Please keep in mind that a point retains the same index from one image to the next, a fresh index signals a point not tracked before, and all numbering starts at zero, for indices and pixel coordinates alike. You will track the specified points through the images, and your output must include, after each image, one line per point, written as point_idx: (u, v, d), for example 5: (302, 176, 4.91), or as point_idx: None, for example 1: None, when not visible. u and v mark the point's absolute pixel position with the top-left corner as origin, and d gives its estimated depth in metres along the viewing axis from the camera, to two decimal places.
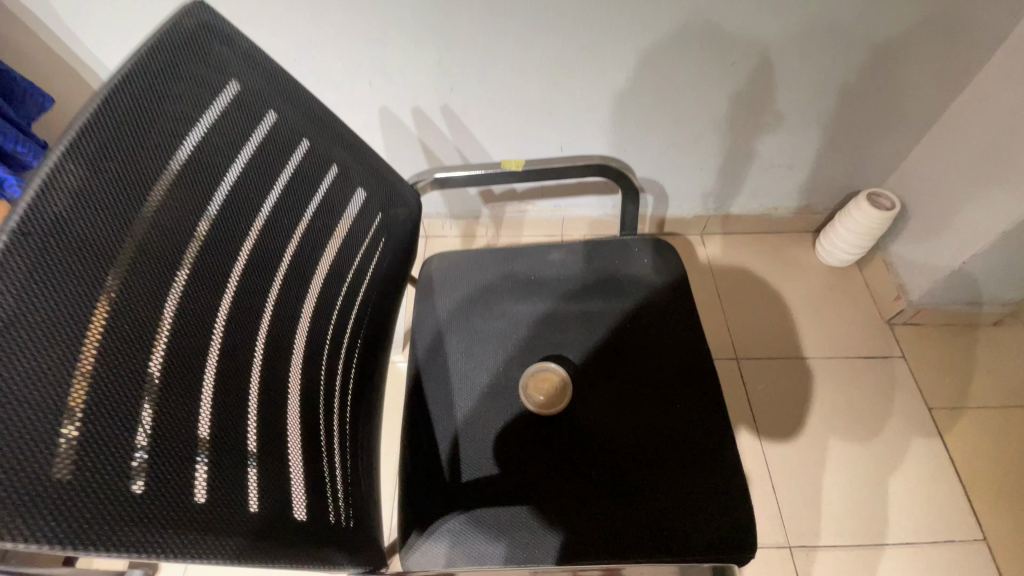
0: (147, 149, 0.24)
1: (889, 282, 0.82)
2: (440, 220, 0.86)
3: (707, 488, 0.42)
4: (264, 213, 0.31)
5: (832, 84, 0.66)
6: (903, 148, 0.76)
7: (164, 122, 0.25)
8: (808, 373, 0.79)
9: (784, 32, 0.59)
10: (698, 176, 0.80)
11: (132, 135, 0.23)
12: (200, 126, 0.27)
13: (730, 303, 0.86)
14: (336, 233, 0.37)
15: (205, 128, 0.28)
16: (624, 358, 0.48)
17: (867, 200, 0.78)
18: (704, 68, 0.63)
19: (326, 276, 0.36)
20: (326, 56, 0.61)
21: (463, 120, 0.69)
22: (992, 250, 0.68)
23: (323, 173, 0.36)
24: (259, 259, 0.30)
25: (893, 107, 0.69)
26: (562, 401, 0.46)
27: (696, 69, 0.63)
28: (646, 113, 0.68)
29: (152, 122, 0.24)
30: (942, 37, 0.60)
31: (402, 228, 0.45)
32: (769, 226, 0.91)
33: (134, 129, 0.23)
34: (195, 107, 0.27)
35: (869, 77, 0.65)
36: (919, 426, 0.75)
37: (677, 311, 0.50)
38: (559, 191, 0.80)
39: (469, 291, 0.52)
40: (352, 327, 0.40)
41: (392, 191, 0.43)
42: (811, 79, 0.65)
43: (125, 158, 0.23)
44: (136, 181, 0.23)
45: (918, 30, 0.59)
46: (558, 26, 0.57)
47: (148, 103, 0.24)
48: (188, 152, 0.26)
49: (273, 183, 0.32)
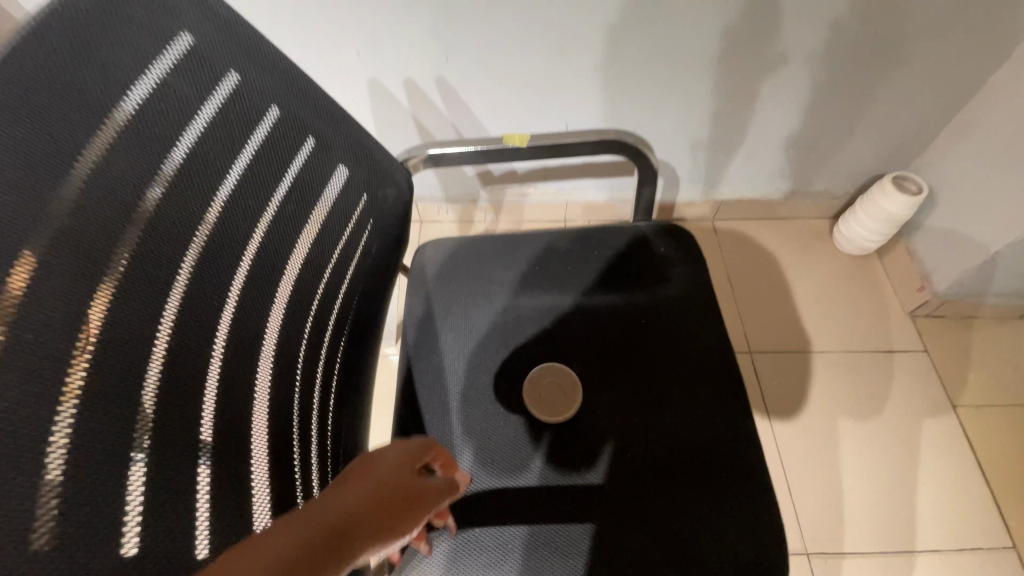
0: (66, 111, 0.19)
1: (912, 273, 0.77)
2: (436, 203, 0.80)
3: (732, 505, 0.38)
4: (224, 194, 0.26)
5: (862, 57, 0.60)
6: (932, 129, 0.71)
7: (91, 81, 0.20)
8: (824, 368, 0.75)
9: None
10: (712, 158, 0.75)
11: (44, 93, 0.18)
12: (144, 84, 0.22)
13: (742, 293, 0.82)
14: (312, 218, 0.32)
15: (149, 89, 0.22)
16: (637, 359, 0.43)
17: (892, 185, 0.73)
18: (726, 36, 0.57)
19: (299, 268, 0.31)
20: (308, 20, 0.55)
21: (460, 94, 0.64)
22: None
23: (297, 145, 0.31)
24: (217, 250, 0.25)
25: (926, 84, 0.64)
26: (570, 407, 0.42)
27: (716, 39, 0.57)
28: (659, 88, 0.63)
29: (73, 77, 0.19)
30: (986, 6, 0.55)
31: (391, 212, 0.40)
32: (784, 212, 0.86)
33: (46, 85, 0.18)
34: (135, 60, 0.22)
35: (903, 49, 0.60)
36: (941, 425, 0.71)
37: (697, 305, 0.45)
38: (563, 173, 0.74)
39: (466, 281, 0.47)
40: (335, 326, 0.35)
41: (379, 169, 0.38)
42: (839, 51, 0.59)
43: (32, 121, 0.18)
44: (50, 151, 0.18)
45: None
46: None
47: (68, 52, 0.19)
48: (125, 120, 0.21)
49: (235, 158, 0.27)
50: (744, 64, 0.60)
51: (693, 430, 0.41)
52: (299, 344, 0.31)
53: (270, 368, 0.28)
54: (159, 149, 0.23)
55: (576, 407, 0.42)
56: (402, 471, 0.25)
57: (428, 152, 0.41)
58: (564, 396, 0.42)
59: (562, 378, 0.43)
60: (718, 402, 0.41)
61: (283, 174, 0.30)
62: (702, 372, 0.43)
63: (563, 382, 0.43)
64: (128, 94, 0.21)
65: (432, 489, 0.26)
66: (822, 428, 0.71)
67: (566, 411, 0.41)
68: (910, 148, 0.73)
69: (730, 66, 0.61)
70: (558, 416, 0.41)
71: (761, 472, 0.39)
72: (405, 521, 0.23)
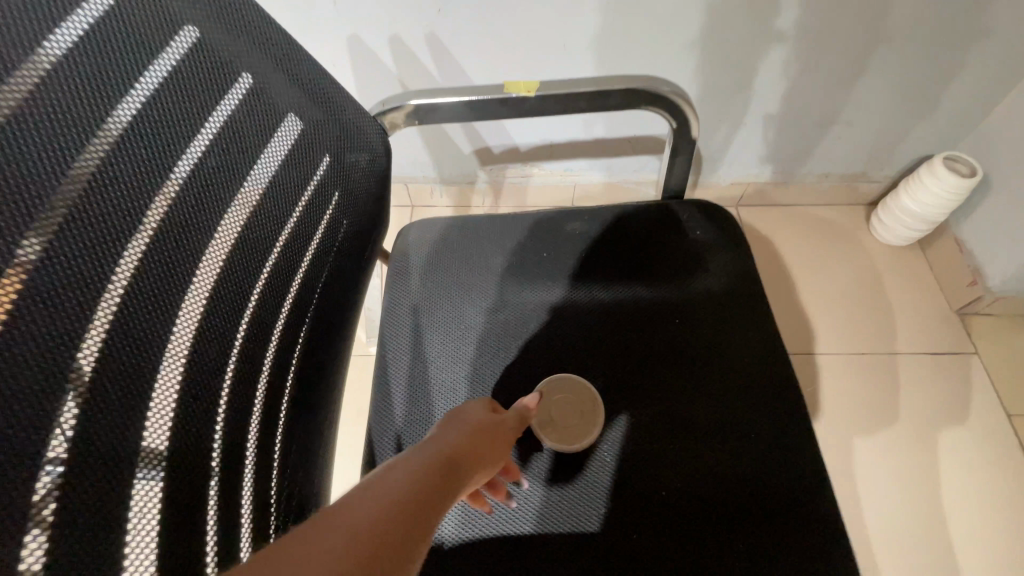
0: None
1: (962, 265, 0.69)
2: (428, 185, 0.72)
3: (798, 552, 0.30)
4: (118, 126, 0.18)
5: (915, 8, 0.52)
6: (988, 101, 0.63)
7: None
8: (860, 371, 0.68)
9: None
10: (738, 133, 0.66)
11: None
12: None
13: (770, 287, 0.74)
14: (254, 177, 0.24)
15: None
16: (670, 366, 0.35)
17: (942, 164, 0.65)
18: None
19: (236, 242, 0.23)
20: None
21: (455, 54, 0.55)
22: None
23: (230, 78, 0.23)
24: (105, 202, 0.17)
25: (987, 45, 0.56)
26: (584, 437, 0.34)
27: None
28: (686, 47, 0.55)
29: None
30: None
31: (363, 182, 0.32)
32: (815, 198, 0.77)
33: None
34: None
35: None
36: (998, 437, 0.63)
37: (742, 300, 0.37)
38: (571, 151, 0.66)
39: (459, 270, 0.39)
40: (285, 327, 0.27)
41: (345, 126, 0.29)
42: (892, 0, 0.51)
43: None
44: None
45: None
46: None
47: None
48: None
49: (136, 79, 0.19)
50: (780, 18, 0.53)
51: (740, 455, 0.33)
52: (232, 346, 0.23)
53: (184, 366, 0.20)
54: (10, 25, 0.15)
55: (592, 438, 0.34)
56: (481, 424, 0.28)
57: (406, 103, 0.33)
58: (582, 419, 0.34)
59: (581, 394, 0.35)
60: (766, 420, 0.34)
61: (210, 112, 0.22)
62: (746, 382, 0.35)
63: (583, 400, 0.34)
64: None
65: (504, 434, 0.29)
66: (858, 441, 0.64)
67: (576, 441, 0.33)
68: (963, 123, 0.65)
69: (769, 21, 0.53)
70: (564, 443, 0.33)
71: (831, 507, 0.32)
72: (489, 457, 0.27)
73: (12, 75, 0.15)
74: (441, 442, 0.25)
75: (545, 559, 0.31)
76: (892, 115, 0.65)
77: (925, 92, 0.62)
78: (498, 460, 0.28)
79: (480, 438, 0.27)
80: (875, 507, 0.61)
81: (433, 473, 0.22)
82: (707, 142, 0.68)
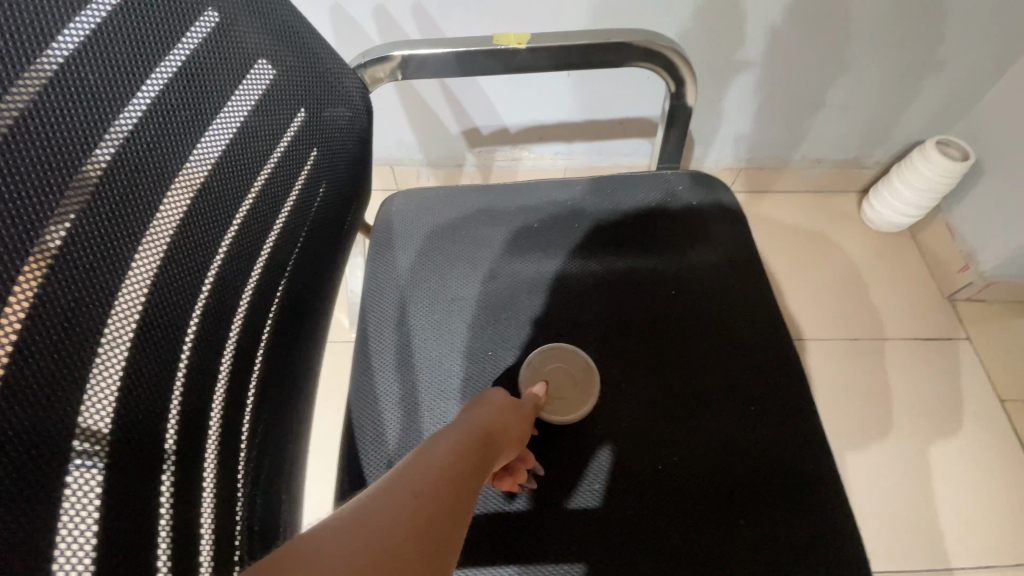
0: None
1: (953, 250, 0.69)
2: (415, 168, 0.70)
3: (798, 529, 0.29)
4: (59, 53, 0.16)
5: None
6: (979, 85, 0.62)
7: None
8: (852, 358, 0.67)
9: None
10: (730, 114, 0.65)
11: None
12: None
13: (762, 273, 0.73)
14: (219, 127, 0.22)
15: None
16: (666, 339, 0.34)
17: (936, 149, 0.65)
18: None
19: (198, 195, 0.21)
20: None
21: (443, 26, 0.54)
22: None
23: (193, 10, 0.21)
24: (39, 138, 0.15)
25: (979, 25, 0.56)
26: (577, 409, 0.32)
27: None
28: (679, 21, 0.54)
29: None
30: None
31: (342, 140, 0.30)
32: (807, 184, 0.77)
33: None
34: None
35: None
36: (989, 422, 0.63)
37: (738, 271, 0.36)
38: (562, 133, 0.65)
39: (445, 239, 0.37)
40: (254, 290, 0.25)
41: (321, 79, 0.28)
42: None
43: None
44: None
45: None
46: None
47: None
48: None
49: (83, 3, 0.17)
50: None
51: (738, 429, 0.32)
52: (194, 305, 0.21)
53: (136, 323, 0.18)
54: None
55: (587, 408, 0.32)
56: (502, 412, 0.27)
57: (391, 54, 0.31)
58: (576, 390, 0.33)
59: (575, 365, 0.34)
60: (764, 394, 0.33)
61: (168, 51, 0.20)
62: (744, 357, 0.34)
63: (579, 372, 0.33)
64: None
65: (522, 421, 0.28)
66: (851, 428, 0.63)
67: (569, 413, 0.32)
68: (954, 106, 0.65)
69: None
70: (559, 415, 0.32)
71: (832, 482, 0.31)
72: (506, 445, 0.26)
73: None
74: (465, 430, 0.24)
75: (536, 537, 0.29)
76: (884, 98, 0.64)
77: (921, 75, 0.61)
78: (516, 445, 0.27)
79: (501, 426, 0.26)
80: (868, 495, 0.60)
81: (460, 468, 0.21)
82: (699, 124, 0.67)
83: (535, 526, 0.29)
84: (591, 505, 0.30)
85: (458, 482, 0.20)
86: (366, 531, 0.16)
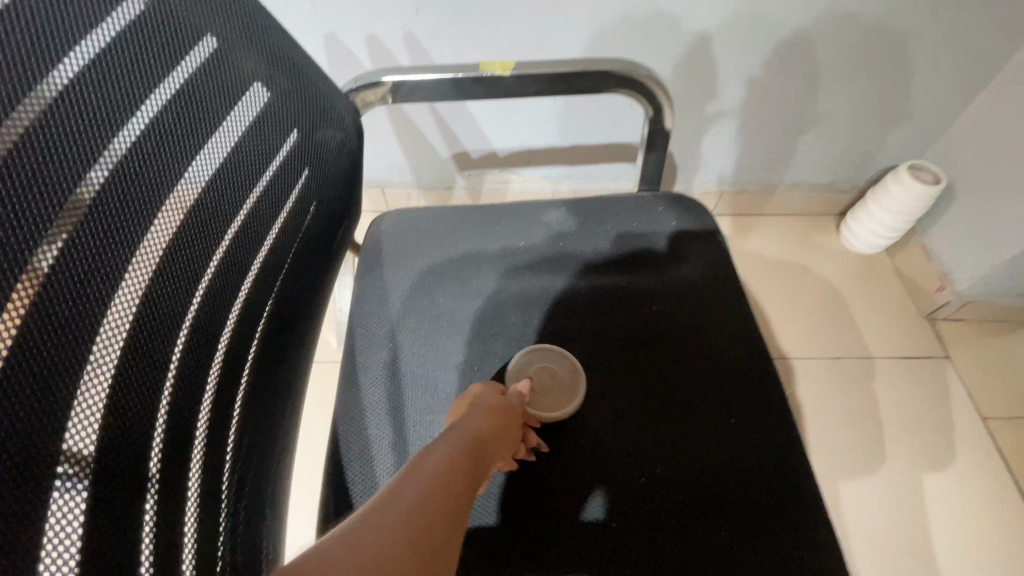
0: None
1: (930, 271, 0.71)
2: (406, 190, 0.71)
3: (783, 545, 0.30)
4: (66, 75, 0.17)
5: (873, 21, 0.54)
6: (948, 113, 0.65)
7: None
8: (836, 377, 0.68)
9: None
10: (711, 140, 0.68)
11: None
12: None
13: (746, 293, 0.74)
14: (212, 147, 0.23)
15: None
16: (649, 356, 0.35)
17: (908, 174, 0.67)
18: None
19: (190, 213, 0.22)
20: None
21: (433, 56, 0.55)
22: None
23: (191, 38, 0.22)
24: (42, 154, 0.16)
25: (941, 62, 0.59)
26: (563, 408, 0.33)
27: None
28: (658, 52, 0.56)
29: None
30: None
31: (334, 161, 0.31)
32: (788, 207, 0.79)
33: None
34: None
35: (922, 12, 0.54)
36: (971, 439, 0.64)
37: (719, 289, 0.37)
38: (550, 157, 0.66)
39: (434, 258, 0.38)
40: (242, 305, 0.26)
41: (314, 103, 0.29)
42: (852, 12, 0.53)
43: None
44: None
45: None
46: None
47: None
48: None
49: (93, 28, 0.18)
50: (749, 26, 0.54)
51: (722, 444, 0.32)
52: (182, 320, 0.22)
53: (125, 337, 0.19)
54: None
55: (573, 409, 0.33)
56: (496, 409, 0.28)
57: (381, 80, 0.33)
58: (561, 391, 0.33)
59: (561, 366, 0.34)
60: (747, 409, 0.33)
61: (168, 74, 0.21)
62: (725, 374, 0.34)
63: (565, 377, 0.34)
64: None
65: (517, 418, 0.29)
66: (836, 448, 0.64)
67: (556, 411, 0.33)
68: (925, 134, 0.68)
69: (739, 29, 0.54)
70: (545, 412, 0.33)
71: (814, 496, 0.31)
72: (502, 444, 0.27)
73: None
74: (460, 431, 0.25)
75: (522, 554, 0.29)
76: (857, 127, 0.67)
77: (891, 104, 0.64)
78: (511, 442, 0.28)
79: (495, 424, 0.27)
80: (856, 515, 0.60)
81: (456, 468, 0.22)
82: (681, 150, 0.69)
83: (514, 543, 0.30)
84: (570, 521, 0.30)
85: (454, 498, 0.20)
86: (372, 535, 0.17)
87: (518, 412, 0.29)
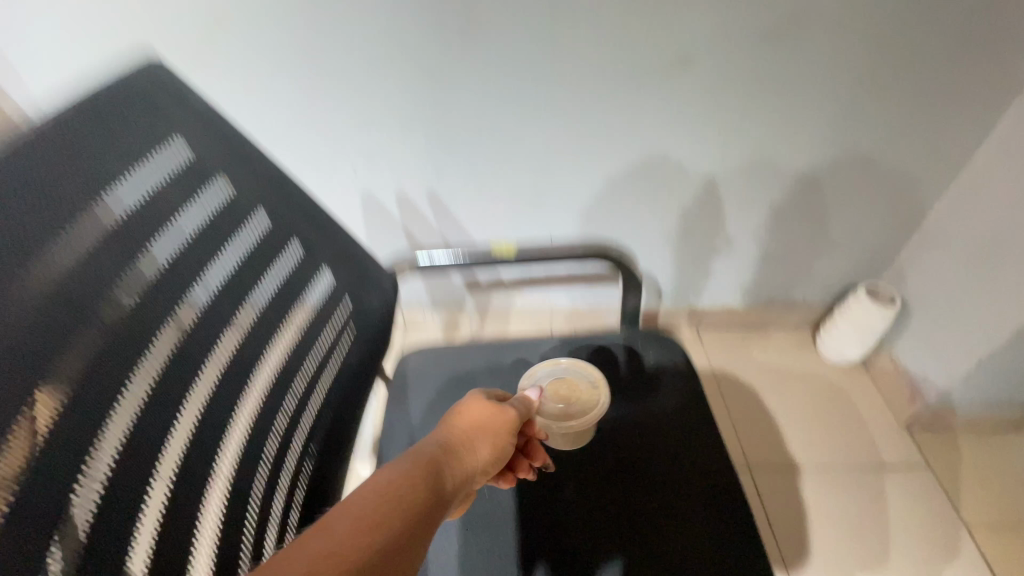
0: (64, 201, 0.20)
1: (903, 383, 0.77)
2: (421, 308, 0.80)
3: None
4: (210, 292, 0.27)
5: (816, 176, 0.66)
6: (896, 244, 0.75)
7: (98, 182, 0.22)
8: (822, 486, 0.72)
9: (764, 129, 0.60)
10: (691, 267, 0.77)
11: (48, 186, 0.20)
12: (156, 179, 0.25)
13: (732, 406, 0.81)
14: (293, 322, 0.33)
15: (147, 187, 0.24)
16: (632, 474, 0.41)
17: (865, 294, 0.76)
18: (696, 156, 0.63)
19: (279, 371, 0.31)
20: (321, 130, 0.59)
21: (449, 207, 0.68)
22: (1010, 351, 0.64)
23: (281, 245, 0.32)
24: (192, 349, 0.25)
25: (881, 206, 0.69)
26: (577, 414, 0.42)
27: (685, 155, 0.63)
28: (638, 200, 0.68)
29: (81, 173, 0.21)
30: (919, 138, 0.62)
31: (374, 317, 0.40)
32: (767, 321, 0.87)
33: (53, 179, 0.20)
34: (135, 162, 0.24)
35: (855, 169, 0.65)
36: (962, 552, 0.66)
37: (690, 415, 0.44)
38: (548, 282, 0.76)
39: (449, 387, 0.47)
40: (302, 444, 0.33)
41: (363, 273, 0.39)
42: (796, 171, 0.65)
43: (30, 209, 0.19)
44: (41, 237, 0.19)
45: (900, 127, 0.60)
46: (545, 115, 0.58)
47: (76, 154, 0.21)
48: (123, 214, 0.23)
49: (226, 256, 0.28)
50: (710, 181, 0.66)
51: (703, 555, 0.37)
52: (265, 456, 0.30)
53: (235, 468, 0.27)
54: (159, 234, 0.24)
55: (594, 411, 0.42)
56: (483, 418, 0.30)
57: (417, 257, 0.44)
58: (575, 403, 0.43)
59: (576, 385, 0.44)
60: (722, 523, 0.38)
61: (267, 274, 0.31)
62: (697, 488, 0.40)
63: (581, 408, 0.41)
64: (137, 186, 0.23)
65: (507, 425, 0.31)
66: (828, 558, 0.66)
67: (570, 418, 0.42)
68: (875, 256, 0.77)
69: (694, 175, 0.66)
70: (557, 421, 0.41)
71: None
72: (488, 446, 0.29)
73: (155, 262, 0.24)
74: (440, 441, 0.27)
75: None
76: (817, 255, 0.76)
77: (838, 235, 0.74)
78: (503, 447, 0.30)
79: (479, 431, 0.29)
80: None
81: (424, 477, 0.24)
82: (665, 274, 0.79)
83: None
84: None
85: (407, 503, 0.22)
86: (334, 532, 0.20)
87: (515, 421, 0.32)
